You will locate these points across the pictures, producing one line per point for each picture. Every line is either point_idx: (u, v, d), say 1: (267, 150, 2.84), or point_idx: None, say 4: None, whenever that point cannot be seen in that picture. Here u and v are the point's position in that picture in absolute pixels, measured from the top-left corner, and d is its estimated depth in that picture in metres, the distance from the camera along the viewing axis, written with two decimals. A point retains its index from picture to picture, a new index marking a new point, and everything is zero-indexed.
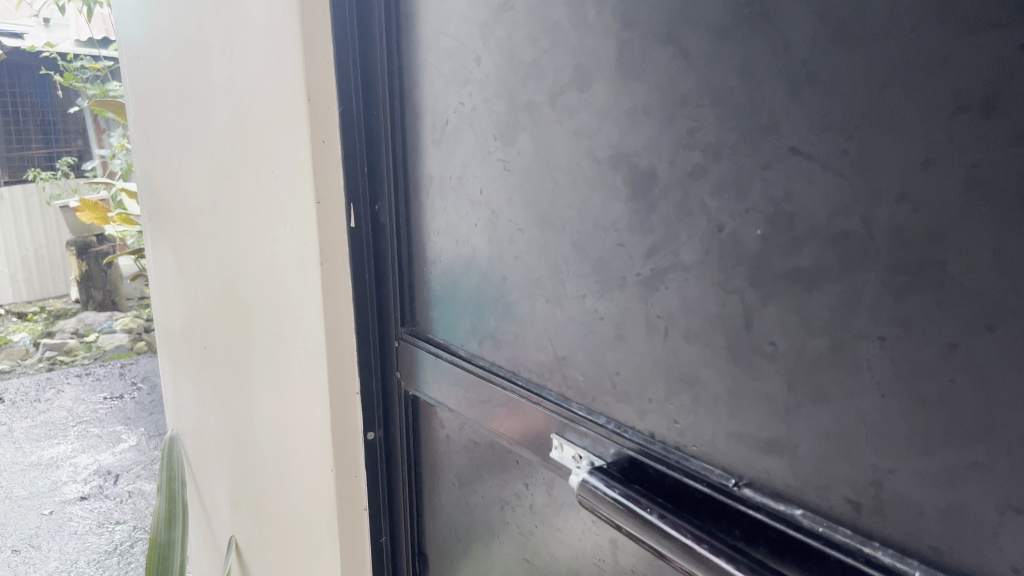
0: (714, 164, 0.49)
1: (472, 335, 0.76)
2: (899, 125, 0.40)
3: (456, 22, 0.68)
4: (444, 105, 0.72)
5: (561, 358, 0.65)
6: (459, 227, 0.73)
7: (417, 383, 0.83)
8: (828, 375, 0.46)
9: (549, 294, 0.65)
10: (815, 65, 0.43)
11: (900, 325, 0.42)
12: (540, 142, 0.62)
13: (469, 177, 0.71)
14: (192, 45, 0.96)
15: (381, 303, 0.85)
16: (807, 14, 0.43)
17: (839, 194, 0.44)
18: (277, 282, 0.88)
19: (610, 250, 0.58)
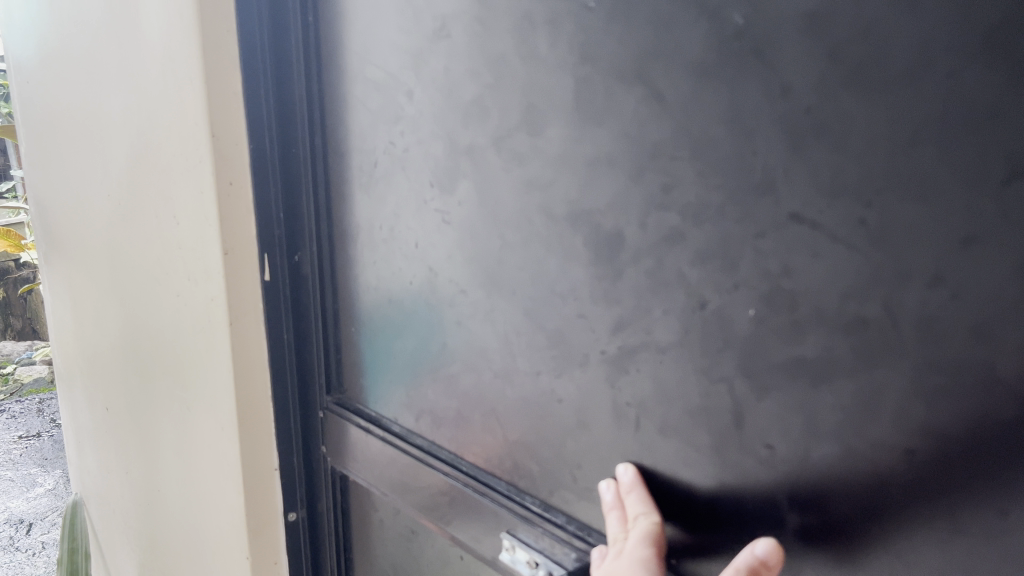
0: (694, 229, 0.41)
1: (408, 408, 0.67)
2: (933, 192, 0.32)
3: (384, 49, 0.58)
4: (369, 147, 0.62)
5: (514, 441, 0.57)
6: (392, 284, 0.64)
7: (345, 461, 0.74)
8: (839, 489, 0.38)
9: (497, 367, 0.57)
10: (821, 114, 0.35)
11: (932, 437, 0.34)
12: (484, 192, 0.53)
13: (402, 228, 0.62)
14: (87, 70, 0.85)
15: (303, 367, 0.75)
16: (812, 50, 0.35)
17: (852, 273, 0.35)
18: (184, 341, 0.77)
19: (568, 321, 0.50)
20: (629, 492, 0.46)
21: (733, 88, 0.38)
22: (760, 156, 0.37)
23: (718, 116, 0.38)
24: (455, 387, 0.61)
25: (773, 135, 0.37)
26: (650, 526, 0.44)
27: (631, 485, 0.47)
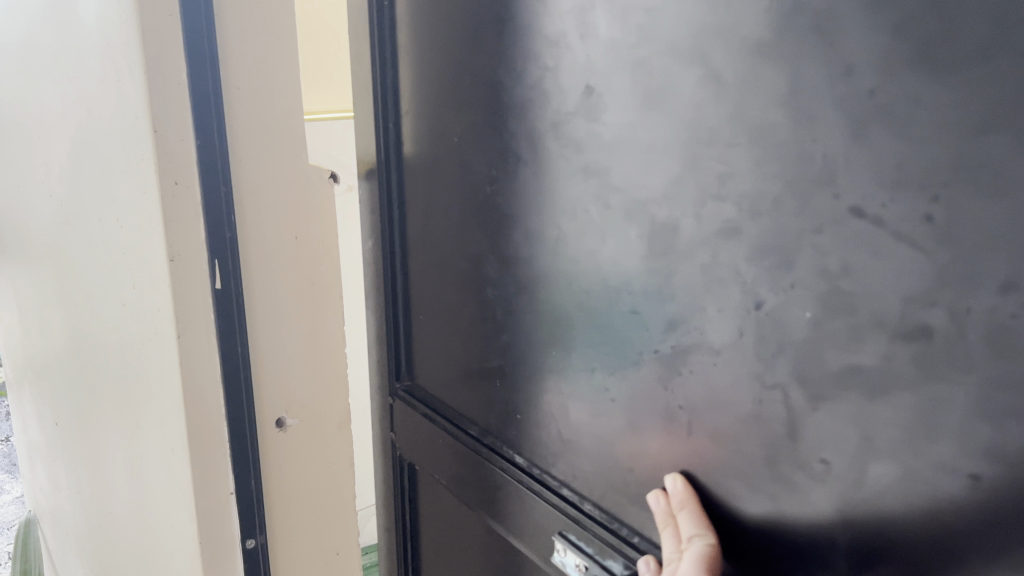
0: (751, 222, 0.38)
1: (472, 403, 0.67)
2: (1005, 185, 0.28)
3: (452, 34, 0.60)
4: (441, 127, 0.63)
5: (562, 432, 0.55)
6: (451, 272, 0.66)
7: (412, 445, 0.78)
8: (898, 513, 0.35)
9: (553, 359, 0.55)
10: (886, 98, 0.32)
11: (999, 462, 0.30)
12: (541, 177, 0.52)
13: (463, 215, 0.62)
14: (23, 62, 0.79)
15: (378, 349, 0.80)
16: (878, 25, 0.31)
17: (916, 276, 0.32)
18: (133, 352, 0.73)
19: (622, 315, 0.48)
20: (682, 508, 0.44)
21: (793, 69, 0.35)
22: (820, 144, 0.34)
23: (778, 98, 0.36)
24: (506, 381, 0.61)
25: (837, 118, 0.33)
26: (704, 549, 0.42)
27: (683, 498, 0.44)
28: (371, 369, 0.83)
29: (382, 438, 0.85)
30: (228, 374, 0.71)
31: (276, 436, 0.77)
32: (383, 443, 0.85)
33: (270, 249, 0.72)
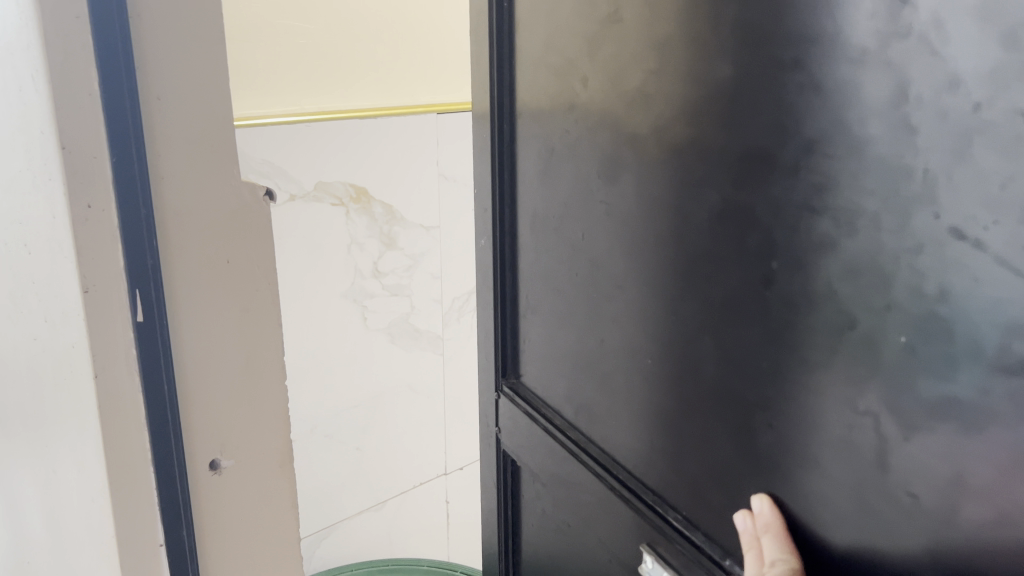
0: (849, 238, 0.50)
1: (567, 401, 0.89)
2: None
3: (563, 40, 0.76)
4: (546, 136, 0.82)
5: (660, 423, 0.73)
6: (558, 274, 0.85)
7: (516, 435, 1.00)
8: (986, 511, 0.46)
9: (648, 339, 0.72)
10: (987, 117, 0.41)
11: None
12: (640, 185, 0.69)
13: (572, 224, 0.80)
14: None
15: (488, 345, 1.02)
16: (984, 48, 0.40)
17: (1014, 302, 0.42)
18: (51, 392, 0.63)
19: (713, 295, 0.63)
20: (767, 536, 0.59)
21: (901, 75, 0.45)
22: (923, 160, 0.44)
23: (884, 107, 0.46)
24: (610, 384, 0.79)
25: (944, 137, 0.43)
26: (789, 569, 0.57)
27: (769, 521, 0.59)
28: (485, 366, 1.04)
29: (485, 432, 1.09)
30: (160, 438, 0.55)
31: (210, 487, 0.59)
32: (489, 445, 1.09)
33: (196, 262, 0.55)
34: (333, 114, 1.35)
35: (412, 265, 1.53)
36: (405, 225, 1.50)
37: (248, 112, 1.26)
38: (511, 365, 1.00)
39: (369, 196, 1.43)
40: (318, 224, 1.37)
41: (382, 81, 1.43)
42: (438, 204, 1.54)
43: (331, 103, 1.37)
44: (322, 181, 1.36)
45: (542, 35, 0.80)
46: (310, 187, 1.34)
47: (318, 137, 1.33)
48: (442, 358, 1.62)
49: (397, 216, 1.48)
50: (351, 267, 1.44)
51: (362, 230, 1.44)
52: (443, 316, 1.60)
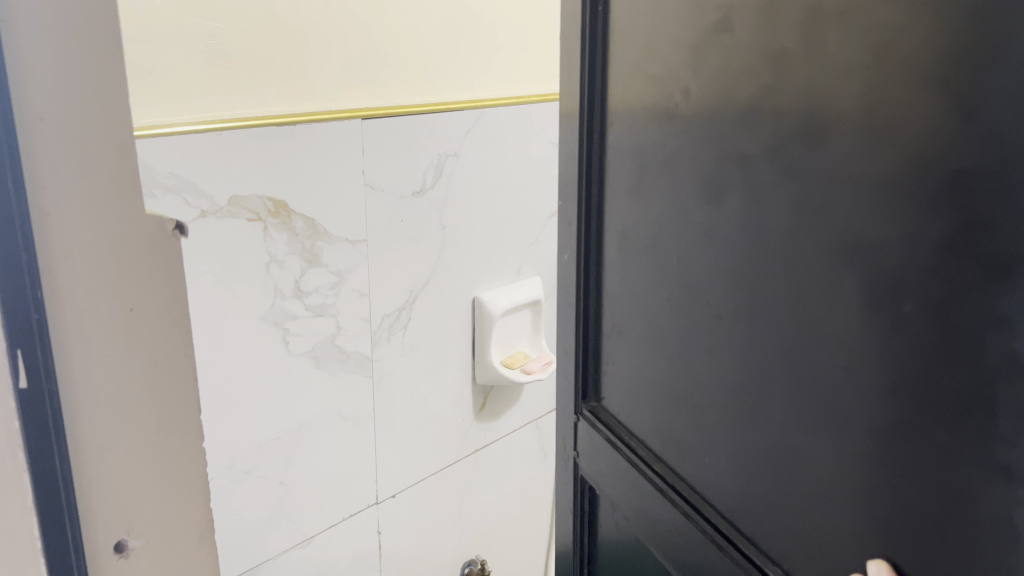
0: (1004, 291, 0.44)
1: (655, 434, 0.84)
2: None
3: (663, 46, 0.71)
4: (640, 151, 0.77)
5: (759, 468, 0.67)
6: (648, 301, 0.80)
7: (595, 461, 0.97)
8: None
9: (749, 375, 0.67)
10: None
11: None
12: (748, 209, 0.63)
13: (666, 247, 0.75)
14: None
15: (569, 364, 0.99)
16: None
17: None
18: None
19: (830, 331, 0.57)
20: None
21: None
22: None
23: None
24: (703, 419, 0.74)
25: None
26: None
27: None
28: (567, 386, 1.01)
29: (564, 456, 1.06)
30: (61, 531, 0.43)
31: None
32: (569, 468, 1.05)
33: (91, 304, 0.41)
34: (248, 121, 1.23)
35: (338, 283, 1.41)
36: (329, 240, 1.38)
37: (150, 117, 1.14)
38: (591, 388, 0.96)
39: (289, 209, 1.31)
40: (232, 242, 1.25)
41: (303, 84, 1.31)
42: (364, 217, 1.43)
43: (247, 108, 1.25)
44: (237, 195, 1.24)
45: (640, 45, 0.75)
46: (224, 202, 1.22)
47: (231, 146, 1.22)
48: (372, 379, 1.51)
49: (320, 230, 1.36)
50: (271, 287, 1.32)
51: (281, 247, 1.32)
52: (372, 334, 1.49)
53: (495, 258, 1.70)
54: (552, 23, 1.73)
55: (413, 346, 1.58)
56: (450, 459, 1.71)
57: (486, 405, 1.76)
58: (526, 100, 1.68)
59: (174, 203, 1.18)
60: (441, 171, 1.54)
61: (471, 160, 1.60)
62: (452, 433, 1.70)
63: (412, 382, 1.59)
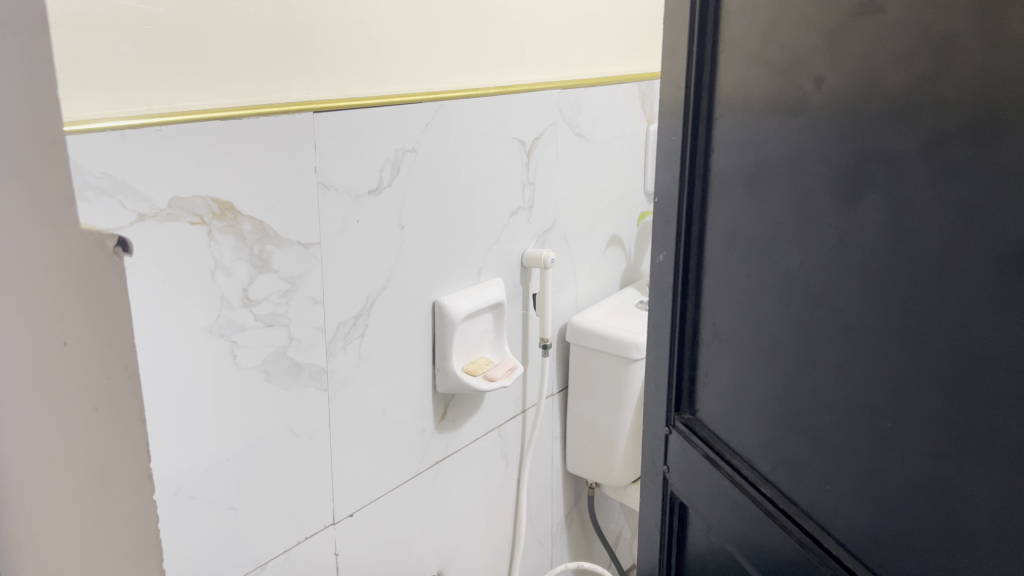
0: None
1: (762, 451, 0.72)
2: None
3: (793, 26, 0.62)
4: (757, 141, 0.67)
5: (896, 502, 0.55)
6: (757, 308, 0.70)
7: (685, 479, 0.87)
8: None
9: (883, 406, 0.55)
10: None
11: None
12: (893, 211, 0.52)
13: (785, 250, 0.65)
14: None
15: (658, 373, 0.90)
16: None
17: None
18: None
19: (998, 363, 0.45)
20: None
21: None
22: None
23: None
24: (823, 441, 0.63)
25: None
26: None
27: None
28: (654, 396, 0.91)
29: (649, 471, 0.96)
30: None
31: None
32: (654, 486, 0.95)
33: None
34: (189, 115, 1.12)
35: (289, 289, 1.30)
36: (279, 244, 1.27)
37: (81, 114, 1.03)
38: (684, 401, 0.87)
39: (235, 211, 1.20)
40: (173, 249, 1.13)
41: (250, 74, 1.21)
42: (317, 217, 1.32)
43: (188, 101, 1.14)
44: (178, 196, 1.12)
45: (760, 27, 0.66)
46: (164, 205, 1.11)
47: (170, 143, 1.10)
48: (327, 392, 1.41)
49: (270, 233, 1.25)
50: (217, 297, 1.20)
51: (228, 252, 1.20)
52: (327, 345, 1.39)
53: (455, 260, 1.62)
54: (510, 13, 1.65)
55: (370, 356, 1.48)
56: (410, 473, 1.62)
57: (447, 414, 1.68)
58: (486, 93, 1.60)
59: (108, 207, 1.05)
60: (399, 168, 1.45)
61: (430, 156, 1.51)
62: (412, 445, 1.61)
63: (369, 394, 1.49)
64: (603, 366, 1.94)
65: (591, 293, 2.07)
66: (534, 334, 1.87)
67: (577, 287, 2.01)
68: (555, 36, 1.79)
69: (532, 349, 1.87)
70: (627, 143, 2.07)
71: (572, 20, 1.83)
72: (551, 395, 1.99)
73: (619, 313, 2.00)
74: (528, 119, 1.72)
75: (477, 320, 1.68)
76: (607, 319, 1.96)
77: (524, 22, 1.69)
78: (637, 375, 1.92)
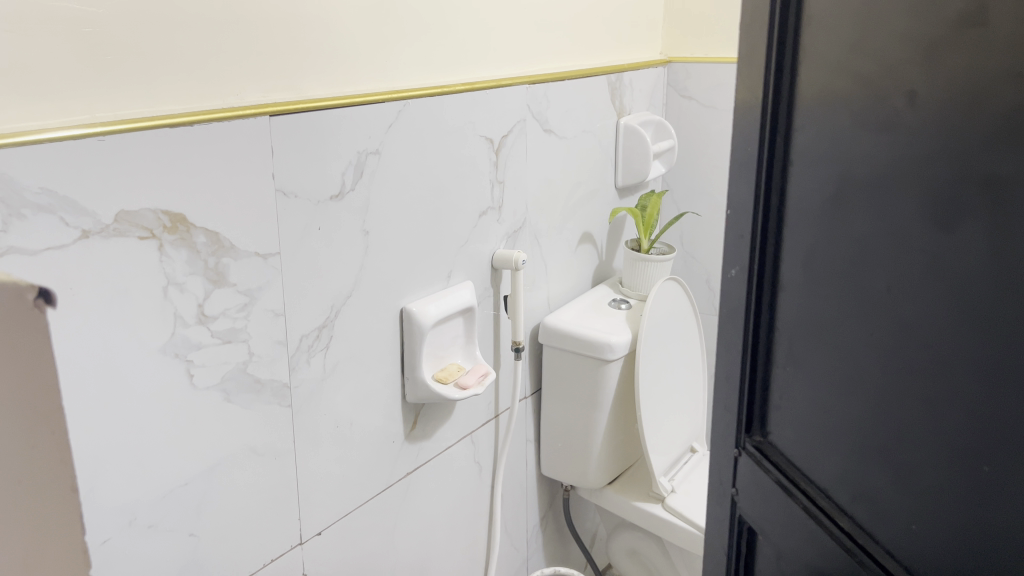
0: None
1: (839, 486, 0.68)
2: None
3: (881, 33, 0.57)
4: (840, 156, 0.63)
5: (986, 558, 0.51)
6: (836, 332, 0.66)
7: (754, 504, 0.83)
8: None
9: (978, 448, 0.51)
10: None
11: None
12: (994, 239, 0.48)
13: (869, 274, 0.61)
14: None
15: (730, 392, 0.87)
16: None
17: None
18: None
19: None
20: None
21: None
22: None
23: None
24: (909, 482, 0.58)
25: None
26: None
27: None
28: (725, 415, 0.88)
29: (717, 493, 0.94)
30: None
31: None
32: (723, 510, 0.92)
33: None
34: (134, 123, 1.04)
35: (248, 303, 1.24)
36: (236, 255, 1.20)
37: (13, 126, 0.95)
38: (756, 423, 0.83)
39: (188, 223, 1.13)
40: (120, 267, 1.06)
41: (199, 76, 1.13)
42: (277, 226, 1.25)
43: (133, 107, 1.06)
44: (125, 209, 1.05)
45: (846, 32, 0.61)
46: (110, 219, 1.04)
47: (115, 153, 1.03)
48: (291, 409, 1.35)
49: (225, 245, 1.18)
50: (170, 314, 1.13)
51: (181, 267, 1.13)
52: (290, 358, 1.33)
53: (425, 264, 1.56)
54: (474, 5, 1.59)
55: (337, 367, 1.42)
56: (382, 486, 1.57)
57: (417, 424, 1.62)
58: (451, 90, 1.53)
59: (49, 225, 0.98)
60: (362, 171, 1.38)
61: (394, 158, 1.44)
62: (383, 457, 1.55)
63: (336, 407, 1.44)
64: (576, 367, 1.89)
65: (563, 292, 2.02)
66: (506, 337, 1.82)
67: (550, 286, 1.96)
68: (521, 29, 1.73)
69: (504, 353, 1.82)
70: (597, 137, 2.02)
71: (540, 14, 1.78)
72: (523, 398, 1.94)
73: (591, 313, 1.96)
74: (495, 115, 1.66)
75: (447, 325, 1.62)
76: (579, 319, 1.92)
77: (489, 16, 1.63)
78: (612, 376, 1.88)
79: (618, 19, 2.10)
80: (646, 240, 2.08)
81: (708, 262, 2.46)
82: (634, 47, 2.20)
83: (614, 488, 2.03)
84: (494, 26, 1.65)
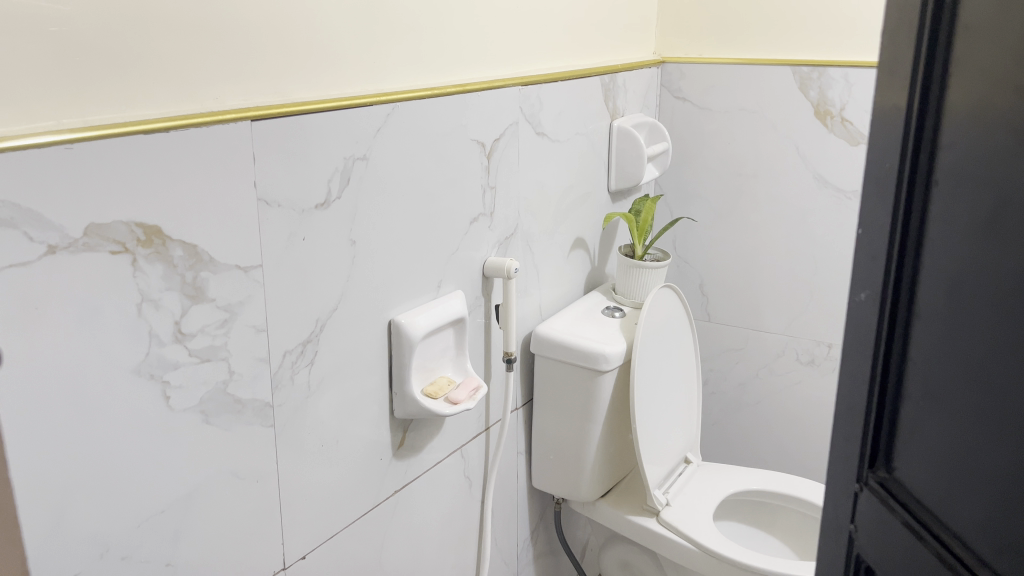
0: None
1: (981, 533, 0.69)
2: None
3: None
4: (997, 189, 0.65)
5: None
6: (985, 370, 0.68)
7: (879, 540, 0.85)
8: None
9: None
10: None
11: None
12: None
13: None
14: None
15: (853, 423, 0.89)
16: None
17: None
18: None
19: None
20: None
21: None
22: None
23: None
24: None
25: None
26: None
27: None
28: (846, 444, 0.91)
29: (832, 525, 0.97)
30: None
31: None
32: (840, 547, 0.94)
33: None
34: (107, 130, 0.97)
35: (228, 319, 1.17)
36: (215, 269, 1.13)
37: None
38: (881, 459, 0.86)
39: (163, 236, 1.06)
40: (91, 284, 0.99)
41: (178, 80, 1.06)
42: (258, 239, 1.18)
43: (105, 113, 0.99)
44: (95, 222, 0.98)
45: (1006, 49, 0.63)
46: (79, 234, 0.97)
47: (85, 163, 0.96)
48: (274, 430, 1.28)
49: (204, 258, 1.11)
50: (144, 334, 1.06)
51: (157, 283, 1.06)
52: (273, 376, 1.26)
53: (414, 275, 1.50)
54: (467, 5, 1.53)
55: (322, 384, 1.35)
56: (368, 506, 1.50)
57: (405, 441, 1.56)
58: (443, 92, 1.47)
59: (12, 240, 0.91)
60: (348, 178, 1.31)
61: (383, 163, 1.37)
62: (370, 476, 1.49)
63: (322, 425, 1.37)
64: (569, 379, 1.83)
65: (555, 300, 1.96)
66: (497, 348, 1.76)
67: (542, 294, 1.90)
68: (513, 28, 1.67)
69: (496, 364, 1.76)
70: (590, 140, 1.96)
71: (534, 13, 1.72)
72: (514, 410, 1.88)
73: (584, 321, 1.90)
74: (488, 118, 1.60)
75: (437, 337, 1.56)
76: (572, 329, 1.86)
77: (482, 16, 1.57)
78: (606, 387, 1.82)
79: (612, 19, 2.04)
80: (640, 247, 2.02)
81: (702, 268, 2.41)
82: (628, 49, 2.15)
83: (607, 501, 1.98)
84: (486, 26, 1.59)
